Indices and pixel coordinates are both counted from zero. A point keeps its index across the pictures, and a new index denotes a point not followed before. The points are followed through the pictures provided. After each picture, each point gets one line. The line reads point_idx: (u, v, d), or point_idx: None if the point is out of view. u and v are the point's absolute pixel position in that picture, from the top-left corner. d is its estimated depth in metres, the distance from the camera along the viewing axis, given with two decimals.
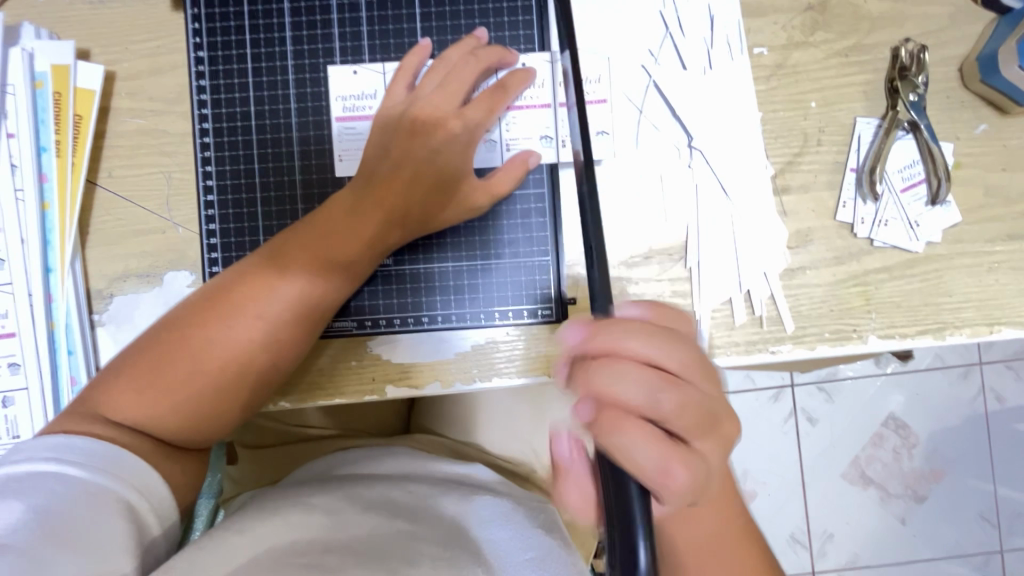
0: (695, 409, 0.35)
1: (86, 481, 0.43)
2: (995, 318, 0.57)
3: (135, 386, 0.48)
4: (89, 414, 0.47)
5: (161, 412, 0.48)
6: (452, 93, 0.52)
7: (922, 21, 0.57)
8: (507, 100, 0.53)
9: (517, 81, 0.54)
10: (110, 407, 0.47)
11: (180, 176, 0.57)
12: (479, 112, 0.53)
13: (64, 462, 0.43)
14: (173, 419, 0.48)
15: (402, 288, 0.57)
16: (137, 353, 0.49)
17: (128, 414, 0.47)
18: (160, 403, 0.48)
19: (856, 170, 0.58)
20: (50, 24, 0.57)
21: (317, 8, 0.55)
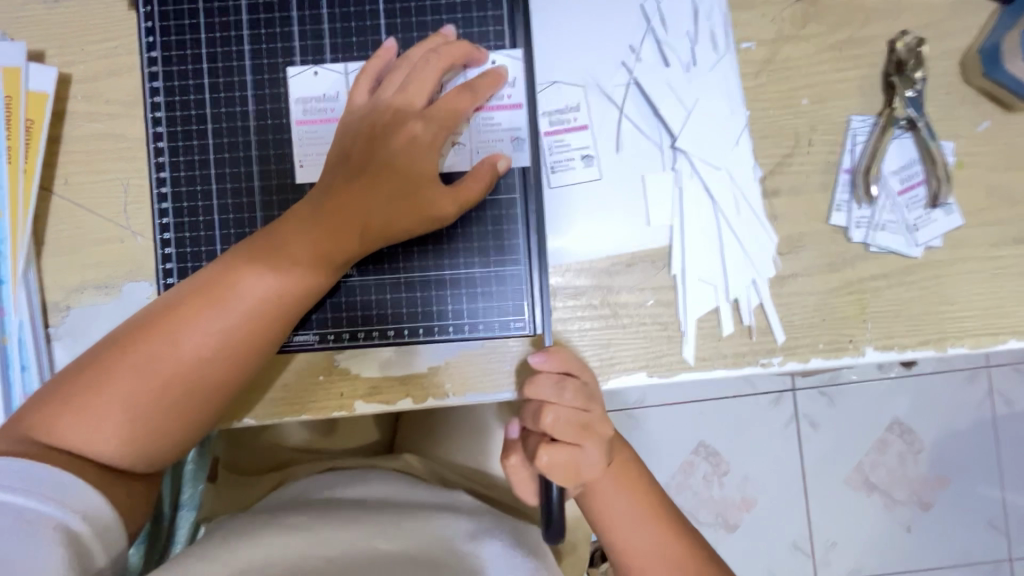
0: (574, 424, 0.47)
1: (24, 507, 0.41)
2: (1001, 327, 0.54)
3: (76, 408, 0.44)
4: (28, 437, 0.44)
5: (105, 437, 0.45)
6: (415, 92, 0.49)
7: (921, 12, 0.54)
8: (477, 101, 0.51)
9: (485, 82, 0.51)
10: (50, 431, 0.44)
11: (138, 183, 0.55)
12: (445, 112, 0.49)
13: (1, 488, 0.41)
14: (120, 444, 0.45)
15: (367, 299, 0.54)
16: (76, 373, 0.46)
17: (69, 438, 0.44)
18: (104, 426, 0.45)
19: (849, 170, 0.54)
20: (2, 25, 0.54)
21: (276, 4, 0.53)
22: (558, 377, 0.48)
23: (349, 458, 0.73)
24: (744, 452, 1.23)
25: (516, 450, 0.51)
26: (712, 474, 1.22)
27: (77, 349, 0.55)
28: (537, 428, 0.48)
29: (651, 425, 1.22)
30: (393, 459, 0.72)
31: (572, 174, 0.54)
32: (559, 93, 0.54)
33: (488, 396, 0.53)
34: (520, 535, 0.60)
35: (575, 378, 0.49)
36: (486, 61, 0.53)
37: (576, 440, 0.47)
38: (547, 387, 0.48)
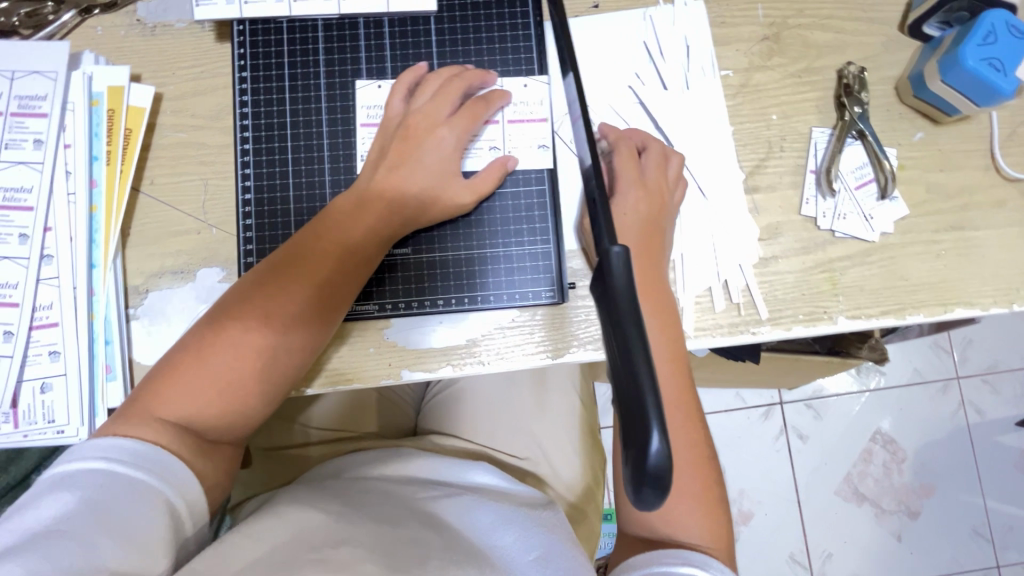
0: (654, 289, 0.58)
1: (132, 479, 0.46)
2: (948, 300, 0.64)
3: (177, 383, 0.51)
4: (137, 416, 0.50)
5: (201, 405, 0.51)
6: (438, 102, 0.59)
7: (861, 48, 0.68)
8: (487, 110, 0.61)
9: (495, 95, 0.61)
10: (156, 406, 0.50)
11: (216, 182, 0.64)
12: (465, 119, 0.59)
13: (114, 461, 0.47)
14: (215, 411, 0.51)
15: (419, 275, 0.62)
16: (174, 358, 0.52)
17: (173, 410, 0.50)
18: (202, 397, 0.51)
19: (815, 171, 0.66)
20: (108, 53, 0.65)
21: (347, 35, 0.64)
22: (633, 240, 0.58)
23: (380, 440, 0.78)
24: (739, 458, 1.30)
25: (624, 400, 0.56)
26: None
27: (154, 327, 0.62)
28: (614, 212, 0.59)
29: None
30: (422, 442, 0.77)
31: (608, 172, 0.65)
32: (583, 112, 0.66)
33: (523, 362, 0.61)
34: (538, 512, 0.64)
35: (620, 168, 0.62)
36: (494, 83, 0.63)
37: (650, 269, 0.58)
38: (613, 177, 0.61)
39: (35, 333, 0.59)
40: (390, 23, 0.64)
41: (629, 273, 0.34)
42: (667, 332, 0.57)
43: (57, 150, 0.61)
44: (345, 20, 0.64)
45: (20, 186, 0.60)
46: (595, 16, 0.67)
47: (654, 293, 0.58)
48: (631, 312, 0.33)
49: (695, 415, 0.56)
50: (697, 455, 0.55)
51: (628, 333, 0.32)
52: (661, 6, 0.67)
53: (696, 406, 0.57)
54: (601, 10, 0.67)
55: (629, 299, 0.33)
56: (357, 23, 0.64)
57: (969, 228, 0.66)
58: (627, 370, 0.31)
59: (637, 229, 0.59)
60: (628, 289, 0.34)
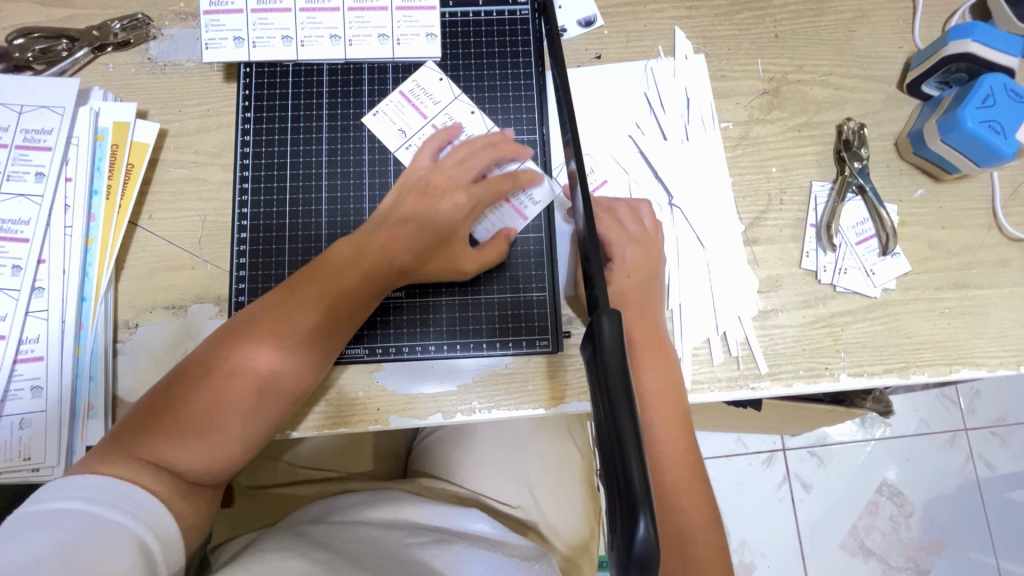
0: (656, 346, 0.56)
1: (108, 520, 0.43)
2: (953, 359, 0.63)
3: (161, 423, 0.49)
4: (116, 455, 0.47)
5: (183, 446, 0.49)
6: (463, 168, 0.59)
7: (861, 105, 0.68)
8: (513, 187, 0.60)
9: (526, 176, 0.60)
10: (137, 446, 0.48)
11: (214, 219, 0.64)
12: (486, 191, 0.59)
13: (89, 501, 0.43)
14: (197, 453, 0.49)
15: (412, 318, 0.61)
16: (159, 397, 0.50)
17: (154, 450, 0.48)
18: (187, 438, 0.49)
19: (815, 226, 0.65)
20: (117, 90, 0.66)
21: (351, 79, 0.65)
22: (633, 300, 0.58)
23: (367, 483, 0.76)
24: (741, 506, 1.25)
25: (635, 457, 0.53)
26: None
27: (140, 362, 0.61)
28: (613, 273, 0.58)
29: None
30: (411, 485, 0.75)
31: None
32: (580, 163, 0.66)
33: (517, 411, 0.60)
34: (529, 565, 0.61)
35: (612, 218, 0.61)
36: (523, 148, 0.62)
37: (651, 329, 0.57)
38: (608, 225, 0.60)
39: (19, 367, 0.58)
40: (394, 69, 0.65)
41: (619, 341, 0.34)
42: (667, 381, 0.55)
43: (57, 183, 0.61)
44: (350, 65, 0.65)
45: (18, 218, 0.60)
46: (597, 66, 0.68)
47: (650, 344, 0.56)
48: (619, 379, 0.33)
49: (694, 461, 0.54)
50: (699, 504, 0.53)
51: (617, 403, 0.32)
52: (662, 59, 0.68)
53: (695, 452, 0.55)
54: (602, 61, 0.68)
55: (618, 366, 0.33)
56: (362, 68, 0.65)
57: (973, 285, 0.65)
58: (615, 440, 0.31)
59: (634, 290, 0.58)
60: (617, 355, 0.34)
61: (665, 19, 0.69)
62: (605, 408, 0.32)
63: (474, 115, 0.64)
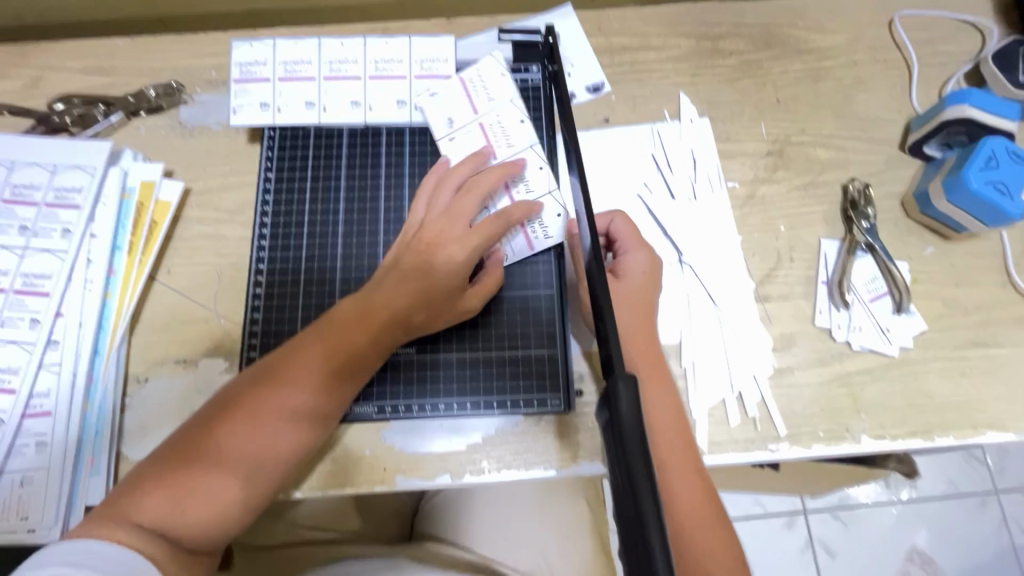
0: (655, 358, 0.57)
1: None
2: (979, 421, 0.61)
3: (161, 486, 0.48)
4: (112, 518, 0.46)
5: (183, 511, 0.47)
6: (456, 211, 0.59)
7: (864, 165, 0.70)
8: (505, 223, 0.57)
9: (517, 211, 0.58)
10: (133, 509, 0.46)
11: (230, 273, 0.65)
12: (479, 232, 0.57)
13: (85, 566, 0.41)
14: (198, 516, 0.48)
15: (422, 375, 0.60)
16: (160, 459, 0.49)
17: (152, 516, 0.46)
18: (186, 498, 0.48)
19: (827, 283, 0.65)
20: (147, 151, 0.69)
21: (369, 141, 0.68)
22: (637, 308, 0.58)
23: (369, 546, 0.73)
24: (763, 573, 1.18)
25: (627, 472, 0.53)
26: None
27: (147, 417, 0.60)
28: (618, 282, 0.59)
29: None
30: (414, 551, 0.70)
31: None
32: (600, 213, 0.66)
33: (526, 473, 0.58)
34: None
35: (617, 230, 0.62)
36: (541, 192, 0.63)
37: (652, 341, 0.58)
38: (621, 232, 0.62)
39: (26, 422, 0.58)
40: (410, 133, 0.68)
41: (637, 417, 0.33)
42: (671, 404, 0.55)
43: (82, 239, 0.63)
44: (370, 129, 0.68)
45: (41, 273, 0.61)
46: (605, 129, 0.71)
47: (652, 364, 0.56)
48: (639, 458, 0.31)
49: (707, 490, 0.52)
50: (716, 539, 0.50)
51: (639, 484, 0.30)
52: (668, 122, 0.71)
53: (708, 483, 0.53)
54: (610, 124, 0.71)
55: (638, 443, 0.32)
56: (381, 132, 0.68)
57: (992, 344, 0.63)
58: (635, 520, 0.29)
59: (637, 299, 0.58)
60: (635, 426, 0.33)
61: (669, 86, 0.72)
62: (626, 490, 0.31)
63: (517, 173, 0.65)
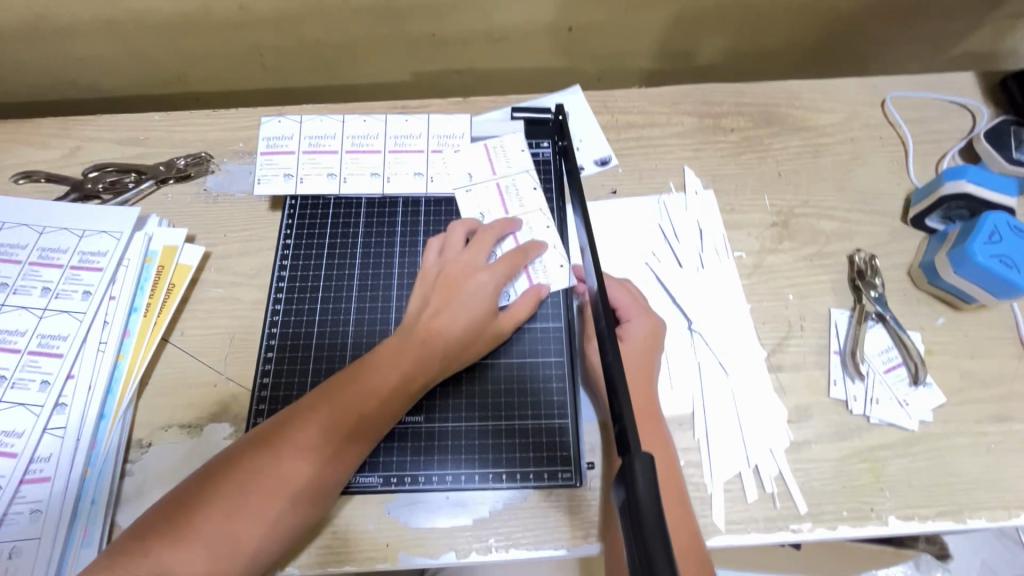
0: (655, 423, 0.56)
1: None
2: (1011, 502, 0.58)
3: (173, 530, 0.47)
4: (116, 574, 0.44)
5: (190, 561, 0.46)
6: (478, 251, 0.63)
7: (868, 237, 0.71)
8: (525, 262, 0.63)
9: (533, 249, 0.63)
10: (139, 563, 0.45)
11: (243, 336, 0.65)
12: (504, 266, 0.61)
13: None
14: (204, 569, 0.46)
15: (429, 444, 0.59)
16: (176, 503, 0.48)
17: (158, 564, 0.45)
18: (193, 555, 0.46)
19: (840, 352, 0.65)
20: (171, 217, 0.72)
21: (387, 211, 0.70)
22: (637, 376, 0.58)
23: None
24: None
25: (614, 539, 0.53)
26: None
27: (146, 484, 0.59)
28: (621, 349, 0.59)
29: None
30: None
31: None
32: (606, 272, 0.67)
33: (535, 551, 0.55)
34: None
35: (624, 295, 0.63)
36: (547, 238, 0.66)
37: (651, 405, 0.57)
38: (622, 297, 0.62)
39: (23, 488, 0.56)
40: (426, 203, 0.70)
41: (659, 516, 0.31)
42: (665, 474, 0.54)
43: (101, 301, 0.64)
44: (387, 199, 0.70)
45: (57, 333, 0.62)
46: (613, 199, 0.73)
47: (649, 425, 0.56)
48: (664, 560, 0.29)
49: (700, 564, 0.49)
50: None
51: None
52: (673, 193, 0.73)
53: (704, 561, 0.50)
54: (618, 195, 0.73)
55: (661, 545, 0.30)
56: (397, 202, 0.71)
57: (1015, 418, 0.62)
58: None
59: (637, 366, 0.58)
60: (654, 509, 0.32)
61: (674, 160, 0.76)
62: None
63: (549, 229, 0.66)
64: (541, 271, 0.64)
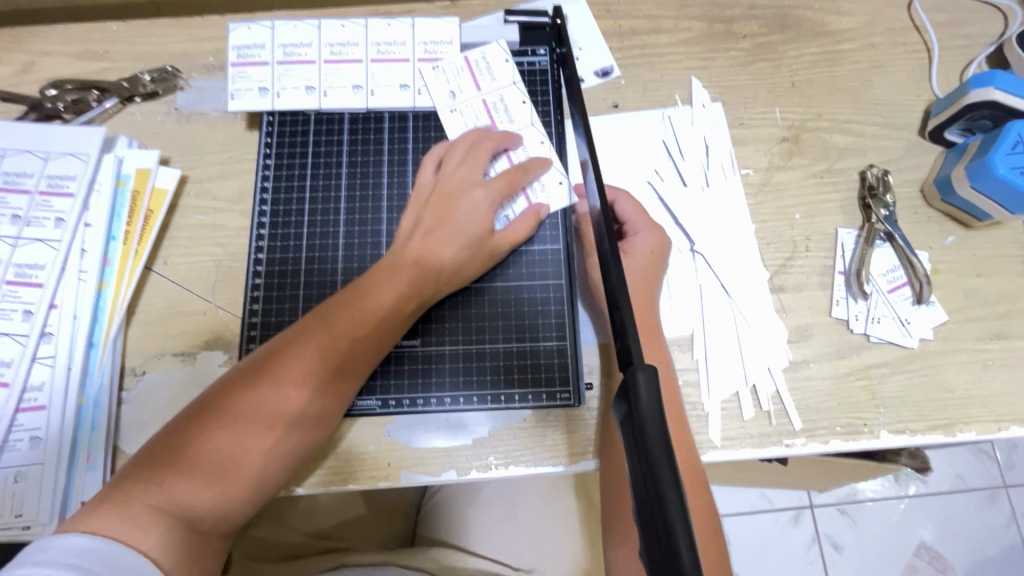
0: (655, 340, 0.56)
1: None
2: (1000, 415, 0.59)
3: (178, 459, 0.46)
4: (122, 500, 0.43)
5: (202, 487, 0.45)
6: (474, 168, 0.59)
7: (882, 152, 0.68)
8: (525, 178, 0.60)
9: (532, 164, 0.60)
10: (146, 488, 0.44)
11: (230, 264, 0.63)
12: (502, 183, 0.59)
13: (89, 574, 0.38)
14: (217, 493, 0.46)
15: (427, 368, 0.58)
16: (178, 432, 0.47)
17: (169, 493, 0.44)
18: (203, 480, 0.46)
19: (844, 272, 0.63)
20: (142, 138, 0.67)
21: (371, 127, 0.65)
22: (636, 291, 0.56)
23: (372, 552, 0.72)
24: (768, 568, 1.15)
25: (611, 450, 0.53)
26: None
27: (144, 411, 0.59)
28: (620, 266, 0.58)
29: None
30: (420, 556, 0.70)
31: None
32: None
33: (534, 468, 0.56)
34: None
35: (630, 208, 0.61)
36: (544, 156, 0.62)
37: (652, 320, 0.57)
38: (628, 211, 0.61)
39: (20, 416, 0.56)
40: (414, 117, 0.65)
41: (661, 426, 0.31)
42: (664, 387, 0.54)
43: (76, 228, 0.61)
44: (372, 114, 0.65)
45: (34, 263, 0.60)
46: (615, 114, 0.68)
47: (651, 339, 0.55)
48: (668, 473, 0.28)
49: (696, 477, 0.51)
50: (702, 524, 0.49)
51: (667, 497, 0.28)
52: (679, 107, 0.69)
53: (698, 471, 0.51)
54: (620, 109, 0.69)
55: (664, 456, 0.29)
56: (383, 117, 0.65)
57: (1015, 335, 0.61)
58: (658, 520, 0.28)
59: (640, 280, 0.57)
60: (656, 418, 0.31)
61: (681, 69, 0.70)
62: (652, 502, 0.28)
63: (543, 144, 0.63)
64: (540, 191, 0.61)
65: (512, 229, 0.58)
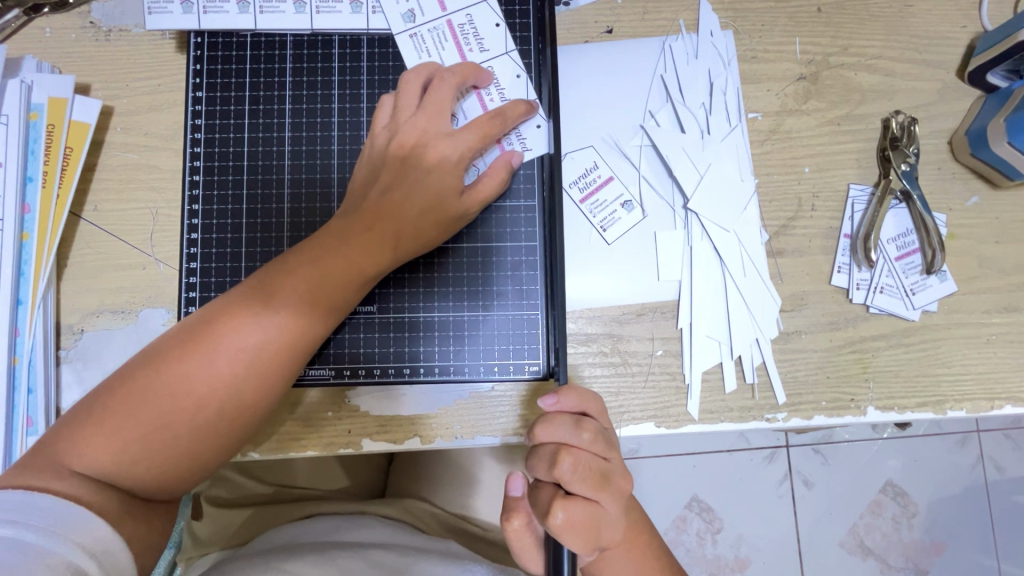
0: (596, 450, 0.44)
1: (46, 550, 0.37)
2: (995, 392, 0.56)
3: (104, 428, 0.42)
4: (46, 466, 0.41)
5: (130, 459, 0.42)
6: (439, 115, 0.51)
7: (912, 95, 0.59)
8: (502, 128, 0.51)
9: (512, 111, 0.52)
10: (71, 455, 0.41)
11: (168, 213, 0.56)
12: (474, 135, 0.51)
13: (23, 526, 0.37)
14: (148, 466, 0.43)
15: (385, 336, 0.54)
16: (104, 400, 0.43)
17: (93, 463, 0.42)
18: (131, 452, 0.43)
19: (850, 235, 0.57)
20: (52, 59, 0.57)
21: (319, 55, 0.56)
22: (574, 417, 0.44)
23: (343, 504, 0.72)
24: (739, 504, 1.17)
25: (520, 511, 0.46)
26: (705, 531, 1.16)
27: (85, 373, 0.54)
28: (551, 477, 0.43)
29: (643, 479, 1.16)
30: (395, 512, 0.70)
31: (620, 225, 0.57)
32: (593, 182, 0.58)
33: (499, 440, 0.53)
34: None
35: None
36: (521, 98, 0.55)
37: (594, 494, 0.43)
38: None
39: None
40: (369, 43, 0.56)
41: None
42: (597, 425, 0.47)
43: None
44: (318, 37, 0.56)
45: None
46: (607, 42, 0.58)
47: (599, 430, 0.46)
48: None
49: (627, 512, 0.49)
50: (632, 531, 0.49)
51: None
52: (683, 35, 0.59)
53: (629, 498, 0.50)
54: (614, 36, 0.59)
55: None
56: (332, 41, 0.56)
57: None
58: None
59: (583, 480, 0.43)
60: None
61: None
62: None
63: (519, 79, 0.55)
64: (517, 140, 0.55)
65: (481, 186, 0.51)
